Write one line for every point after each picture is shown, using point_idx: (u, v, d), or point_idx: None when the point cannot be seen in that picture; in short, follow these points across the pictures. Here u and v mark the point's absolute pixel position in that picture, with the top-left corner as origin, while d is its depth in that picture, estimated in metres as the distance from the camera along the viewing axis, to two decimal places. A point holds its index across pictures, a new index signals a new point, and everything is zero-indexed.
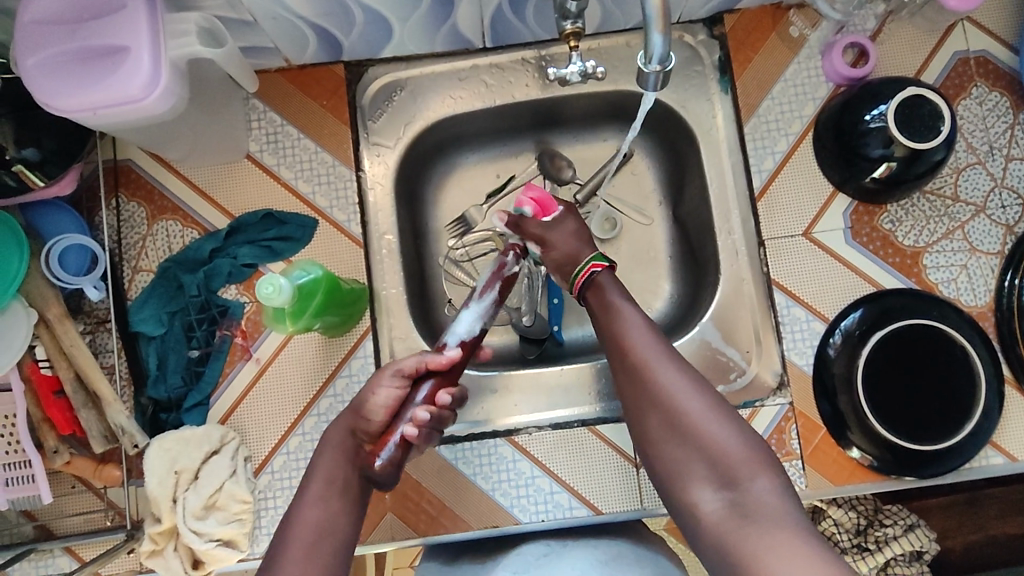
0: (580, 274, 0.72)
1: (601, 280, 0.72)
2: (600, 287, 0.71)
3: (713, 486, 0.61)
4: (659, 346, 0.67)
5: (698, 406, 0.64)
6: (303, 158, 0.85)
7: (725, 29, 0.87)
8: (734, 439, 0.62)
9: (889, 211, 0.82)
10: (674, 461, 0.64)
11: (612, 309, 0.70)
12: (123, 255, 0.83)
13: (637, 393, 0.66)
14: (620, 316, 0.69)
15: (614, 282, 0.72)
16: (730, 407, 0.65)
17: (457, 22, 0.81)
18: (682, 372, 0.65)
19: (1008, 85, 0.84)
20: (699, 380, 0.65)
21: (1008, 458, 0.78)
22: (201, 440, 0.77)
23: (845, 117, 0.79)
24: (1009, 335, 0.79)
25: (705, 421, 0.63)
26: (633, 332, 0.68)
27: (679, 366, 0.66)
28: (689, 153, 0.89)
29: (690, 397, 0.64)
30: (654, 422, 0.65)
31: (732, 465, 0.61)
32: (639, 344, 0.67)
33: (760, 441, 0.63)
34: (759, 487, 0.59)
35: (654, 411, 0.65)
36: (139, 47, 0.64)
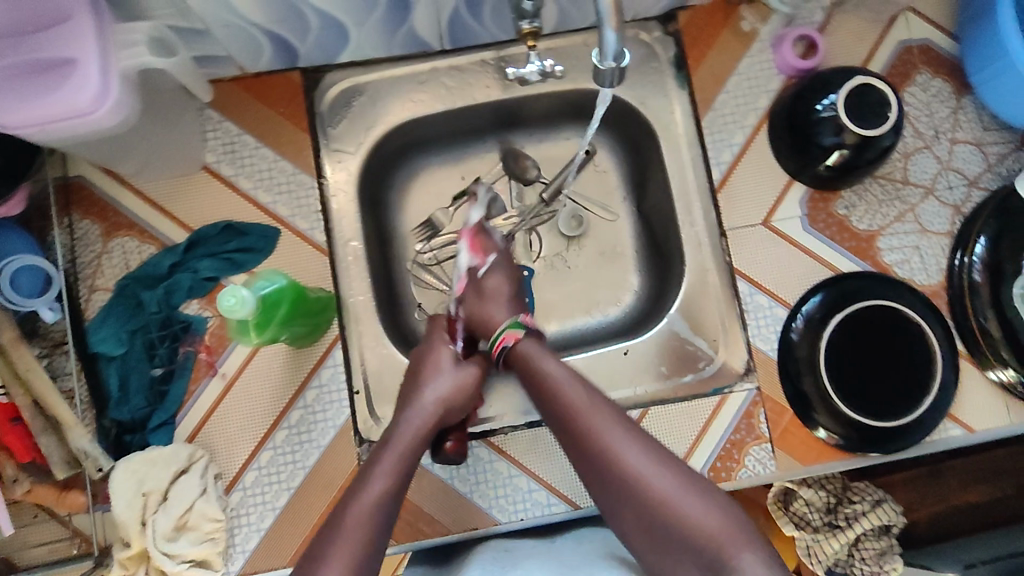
0: (495, 347, 0.79)
1: (524, 347, 0.77)
2: (524, 356, 0.76)
3: (701, 569, 0.62)
4: (614, 425, 0.70)
5: (665, 481, 0.66)
6: (262, 167, 0.84)
7: (679, 26, 0.88)
8: (707, 512, 0.64)
9: (843, 198, 0.85)
10: (660, 552, 0.64)
11: (562, 398, 0.72)
12: (78, 274, 0.81)
13: (603, 488, 0.68)
14: (567, 399, 0.71)
15: (539, 350, 0.77)
16: (696, 478, 0.67)
17: (414, 25, 0.81)
18: (639, 447, 0.68)
19: (950, 71, 0.87)
20: (659, 457, 0.68)
21: (966, 430, 0.82)
22: (169, 459, 0.76)
23: (798, 107, 0.81)
24: (961, 312, 0.82)
25: (678, 499, 0.65)
26: (587, 415, 0.70)
27: (638, 441, 0.69)
28: (649, 148, 0.91)
29: (653, 471, 0.67)
30: (630, 513, 0.66)
31: (715, 542, 0.62)
32: (593, 423, 0.70)
33: (736, 511, 0.65)
34: (746, 561, 0.60)
35: (629, 509, 0.66)
36: (87, 60, 0.62)
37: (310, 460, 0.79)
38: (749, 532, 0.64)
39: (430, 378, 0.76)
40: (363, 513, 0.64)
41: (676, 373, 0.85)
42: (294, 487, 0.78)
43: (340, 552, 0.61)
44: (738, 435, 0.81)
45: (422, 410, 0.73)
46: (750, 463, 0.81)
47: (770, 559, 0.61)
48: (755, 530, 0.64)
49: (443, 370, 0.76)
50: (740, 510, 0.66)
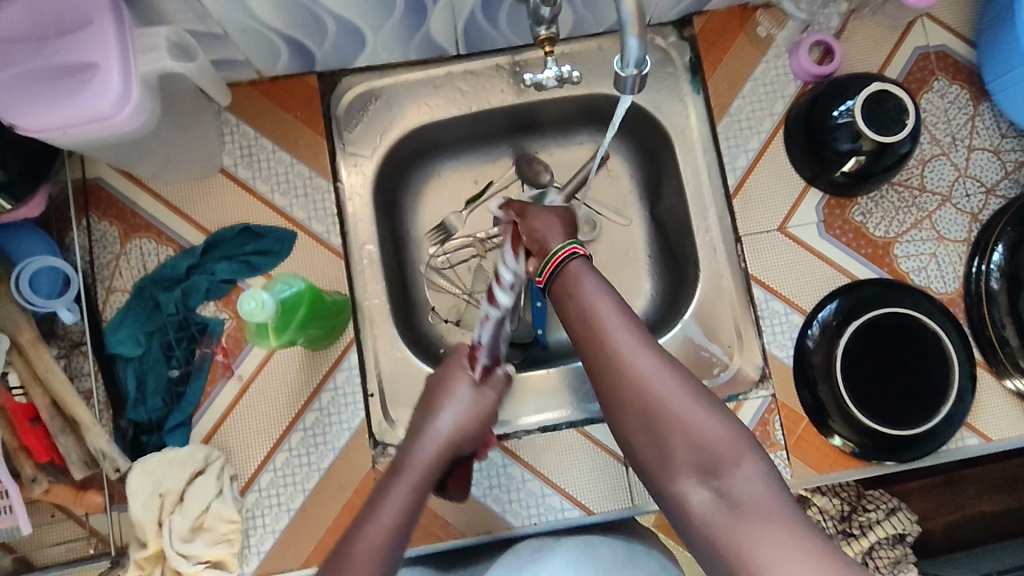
0: (553, 261, 0.72)
1: (575, 266, 0.71)
2: (569, 273, 0.71)
3: (699, 475, 0.60)
4: (626, 330, 0.67)
5: (672, 389, 0.64)
6: (279, 170, 0.84)
7: (694, 31, 0.88)
8: (712, 422, 0.62)
9: (859, 204, 0.85)
10: (656, 453, 0.63)
11: (583, 302, 0.69)
12: (96, 276, 0.81)
13: (609, 387, 0.66)
14: (586, 301, 0.69)
15: (587, 269, 0.72)
16: (705, 390, 0.65)
17: (431, 30, 0.81)
18: (651, 352, 0.65)
19: (967, 78, 0.86)
20: (670, 365, 0.65)
21: (982, 438, 0.81)
22: (185, 460, 0.76)
23: (815, 113, 0.81)
24: (979, 319, 0.82)
25: (687, 411, 0.62)
26: (605, 319, 0.67)
27: (648, 346, 0.66)
28: (664, 153, 0.91)
29: (660, 374, 0.64)
30: (631, 411, 0.65)
31: (715, 449, 0.60)
32: (614, 338, 0.67)
33: (743, 429, 0.62)
34: (745, 473, 0.59)
35: (630, 406, 0.65)
36: (108, 65, 0.63)
37: (324, 462, 0.79)
38: (754, 447, 0.61)
39: (443, 409, 0.71)
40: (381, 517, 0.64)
41: None
42: (309, 489, 0.78)
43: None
44: None
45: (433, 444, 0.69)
46: None
47: (772, 479, 0.59)
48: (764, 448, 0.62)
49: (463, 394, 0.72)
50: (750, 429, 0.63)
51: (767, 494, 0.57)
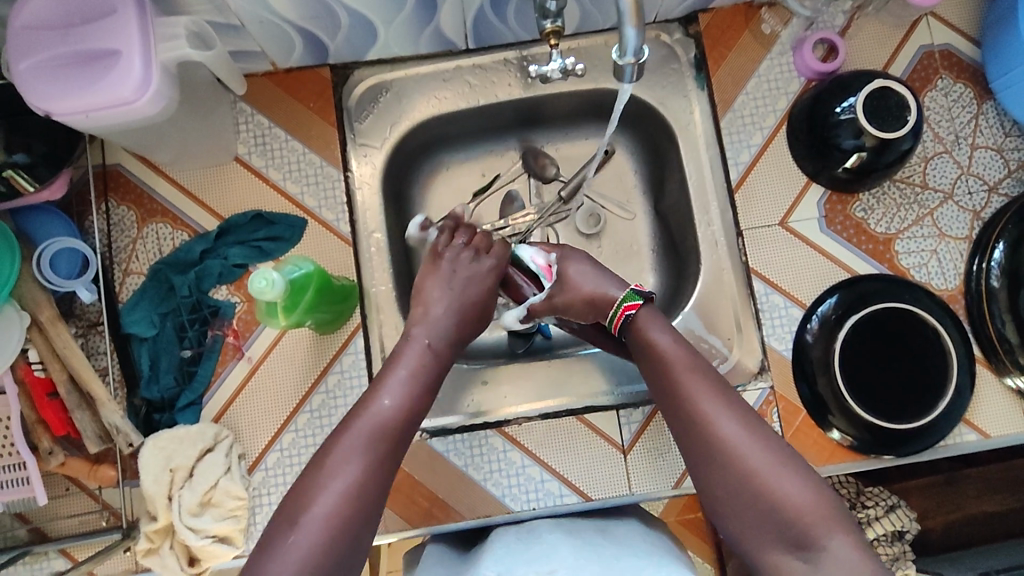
0: (617, 318, 0.73)
1: (641, 321, 0.71)
2: (641, 328, 0.71)
3: (787, 546, 0.59)
4: (711, 393, 0.65)
5: (758, 453, 0.62)
6: (291, 159, 0.87)
7: (700, 28, 0.90)
8: (801, 488, 0.60)
9: (861, 200, 0.85)
10: (743, 522, 0.62)
11: (665, 360, 0.68)
12: (114, 258, 0.84)
13: (697, 453, 0.64)
14: (669, 363, 0.68)
15: (657, 323, 0.71)
16: (793, 454, 0.63)
17: (440, 24, 0.83)
18: (735, 415, 0.64)
19: (971, 77, 0.87)
20: (754, 426, 0.64)
21: (980, 435, 0.82)
22: (195, 438, 0.78)
23: (817, 110, 0.82)
24: (979, 316, 0.82)
25: (776, 479, 0.61)
26: (687, 382, 0.66)
27: (731, 408, 0.64)
28: (668, 148, 0.92)
29: (746, 439, 0.63)
30: (718, 477, 0.63)
31: (804, 522, 0.59)
32: (694, 395, 0.65)
33: (834, 498, 0.61)
34: (838, 545, 0.58)
35: (717, 473, 0.63)
36: (130, 51, 0.66)
37: None
38: (843, 514, 0.60)
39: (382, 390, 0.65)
40: None
41: None
42: None
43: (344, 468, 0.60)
44: None
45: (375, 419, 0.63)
46: None
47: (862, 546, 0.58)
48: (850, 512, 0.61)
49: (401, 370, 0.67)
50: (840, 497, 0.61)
51: (861, 562, 0.56)
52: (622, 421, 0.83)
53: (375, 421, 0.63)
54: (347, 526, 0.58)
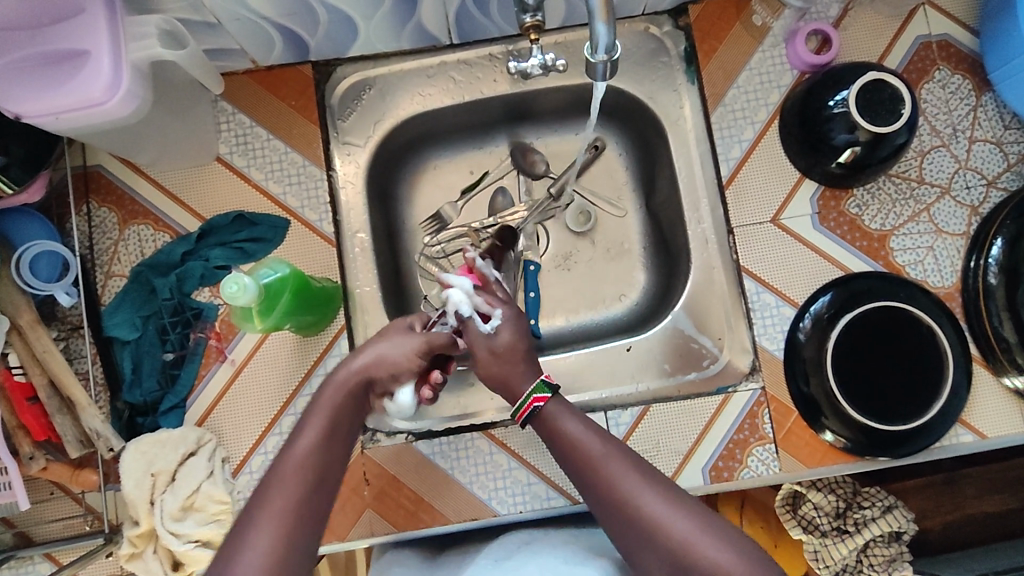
0: (523, 409, 0.72)
1: (549, 410, 0.72)
2: (547, 418, 0.71)
3: None
4: (629, 470, 0.66)
5: (683, 523, 0.63)
6: (273, 159, 0.85)
7: (689, 20, 0.87)
8: (728, 552, 0.61)
9: (855, 196, 0.83)
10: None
11: (578, 449, 0.68)
12: (96, 261, 0.83)
13: (626, 536, 0.64)
14: (583, 449, 0.68)
15: (564, 409, 0.72)
16: (709, 514, 0.64)
17: (422, 19, 0.82)
18: (653, 488, 0.65)
19: (969, 68, 0.85)
20: (674, 497, 0.65)
21: (977, 435, 0.80)
22: (177, 442, 0.78)
23: (809, 104, 0.80)
24: (976, 315, 0.80)
25: (703, 545, 0.61)
26: (604, 464, 0.67)
27: (649, 482, 0.66)
28: (658, 143, 0.90)
29: (668, 511, 0.63)
30: (650, 554, 0.63)
31: None
32: (609, 476, 0.66)
33: (753, 549, 0.62)
34: None
35: (648, 550, 0.63)
36: (99, 51, 0.64)
37: None
38: (769, 572, 0.61)
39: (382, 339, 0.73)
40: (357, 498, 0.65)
41: (680, 370, 0.85)
42: None
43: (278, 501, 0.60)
44: (741, 435, 0.80)
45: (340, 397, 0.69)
46: (753, 464, 0.80)
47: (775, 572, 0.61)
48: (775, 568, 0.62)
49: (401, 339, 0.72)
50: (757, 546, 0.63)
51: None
52: (611, 422, 0.81)
53: (298, 454, 0.64)
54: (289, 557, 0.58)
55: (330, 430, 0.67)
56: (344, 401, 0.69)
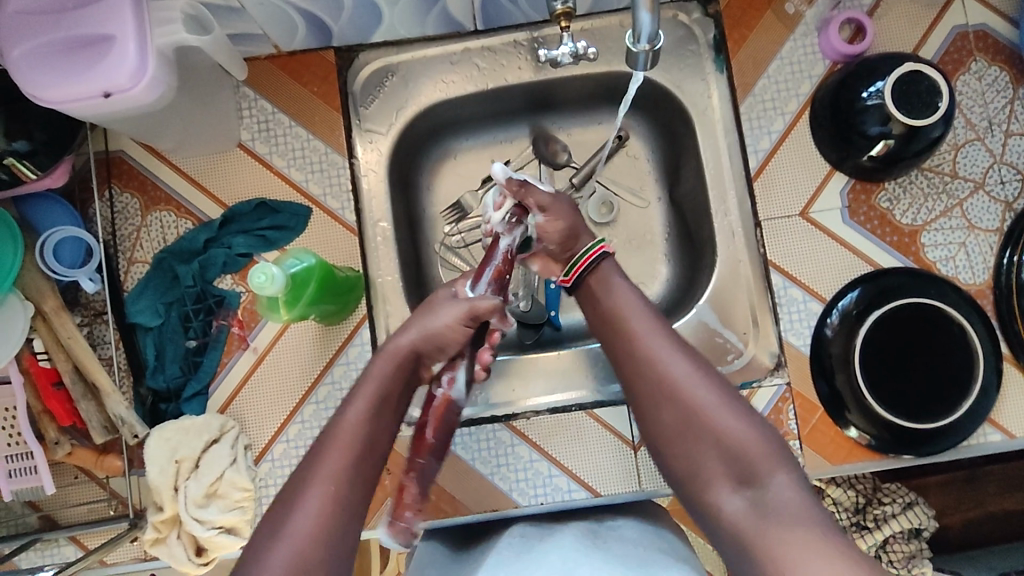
0: (582, 260, 0.73)
1: (605, 267, 0.73)
2: (602, 275, 0.72)
3: (732, 482, 0.61)
4: (662, 336, 0.68)
5: (706, 395, 0.64)
6: (295, 146, 0.85)
7: (719, 7, 0.85)
8: (746, 429, 0.63)
9: (887, 190, 0.81)
10: (691, 461, 0.64)
11: (619, 307, 0.70)
12: (118, 247, 0.83)
13: (645, 390, 0.67)
14: (617, 306, 0.70)
15: (615, 270, 0.73)
16: (737, 395, 0.66)
17: (447, 4, 0.80)
18: (684, 358, 0.66)
19: (1007, 59, 0.82)
20: (704, 369, 0.66)
21: (1005, 435, 0.78)
22: (200, 429, 0.78)
23: (842, 94, 0.78)
24: (1007, 312, 0.78)
25: (724, 419, 0.63)
26: (637, 324, 0.69)
27: (683, 352, 0.67)
28: (684, 134, 0.89)
29: (693, 380, 0.65)
30: (664, 414, 0.65)
31: (750, 457, 0.61)
32: (642, 331, 0.68)
33: (776, 437, 0.63)
34: (779, 482, 0.59)
35: (668, 413, 0.65)
36: (124, 37, 0.63)
37: None
38: (785, 456, 0.62)
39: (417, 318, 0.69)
40: (351, 415, 0.63)
41: None
42: None
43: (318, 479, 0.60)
44: None
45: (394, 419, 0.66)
46: None
47: None
48: (794, 456, 0.63)
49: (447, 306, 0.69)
50: (780, 437, 0.64)
51: (802, 499, 0.58)
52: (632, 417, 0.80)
53: (347, 425, 0.63)
54: (333, 516, 0.58)
55: (380, 399, 0.65)
56: (395, 373, 0.67)
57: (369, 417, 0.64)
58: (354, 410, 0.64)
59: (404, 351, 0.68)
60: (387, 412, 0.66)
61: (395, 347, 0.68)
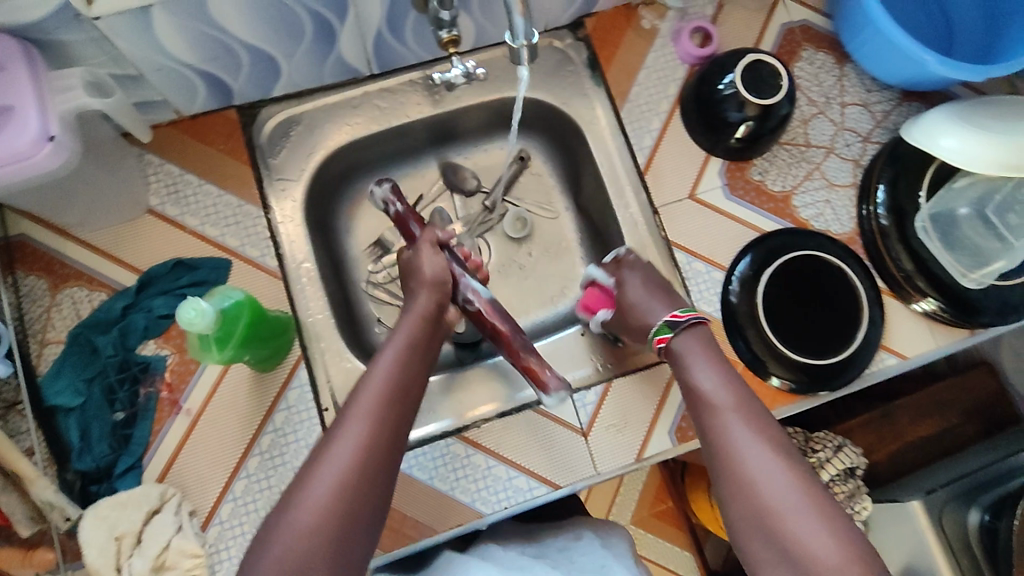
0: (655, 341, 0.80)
1: (678, 346, 0.78)
2: (678, 356, 0.78)
3: None
4: (748, 436, 0.70)
5: (786, 498, 0.65)
6: (206, 203, 0.86)
7: (588, 31, 0.96)
8: (829, 539, 0.62)
9: (756, 165, 0.92)
10: (765, 558, 0.65)
11: (707, 400, 0.73)
12: (28, 330, 0.80)
13: (725, 481, 0.70)
14: (709, 401, 0.73)
15: (694, 347, 0.77)
16: (828, 501, 0.65)
17: (342, 53, 0.85)
18: (770, 457, 0.68)
19: (830, 45, 0.97)
20: (787, 464, 0.68)
21: (899, 357, 0.87)
22: (139, 501, 0.75)
23: (703, 89, 0.89)
24: (876, 253, 0.88)
25: (800, 522, 0.64)
26: (723, 421, 0.72)
27: (767, 450, 0.69)
28: (577, 144, 0.97)
29: (773, 479, 0.67)
30: (741, 508, 0.68)
31: (824, 568, 0.61)
32: (724, 426, 0.71)
33: (865, 548, 0.62)
34: None
35: (740, 506, 0.67)
36: (24, 104, 0.65)
37: (285, 482, 0.78)
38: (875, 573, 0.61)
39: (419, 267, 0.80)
40: (384, 360, 0.72)
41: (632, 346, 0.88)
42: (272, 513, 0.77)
43: (358, 418, 0.68)
44: None
45: (422, 361, 0.75)
46: None
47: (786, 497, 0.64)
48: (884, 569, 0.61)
49: (433, 259, 0.81)
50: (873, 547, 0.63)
51: None
52: (577, 404, 0.83)
53: (383, 371, 0.71)
54: (376, 449, 0.66)
55: (407, 352, 0.74)
56: (420, 326, 0.77)
57: (400, 361, 0.73)
58: (386, 357, 0.73)
59: (425, 305, 0.78)
60: (416, 362, 0.74)
61: (419, 304, 0.78)
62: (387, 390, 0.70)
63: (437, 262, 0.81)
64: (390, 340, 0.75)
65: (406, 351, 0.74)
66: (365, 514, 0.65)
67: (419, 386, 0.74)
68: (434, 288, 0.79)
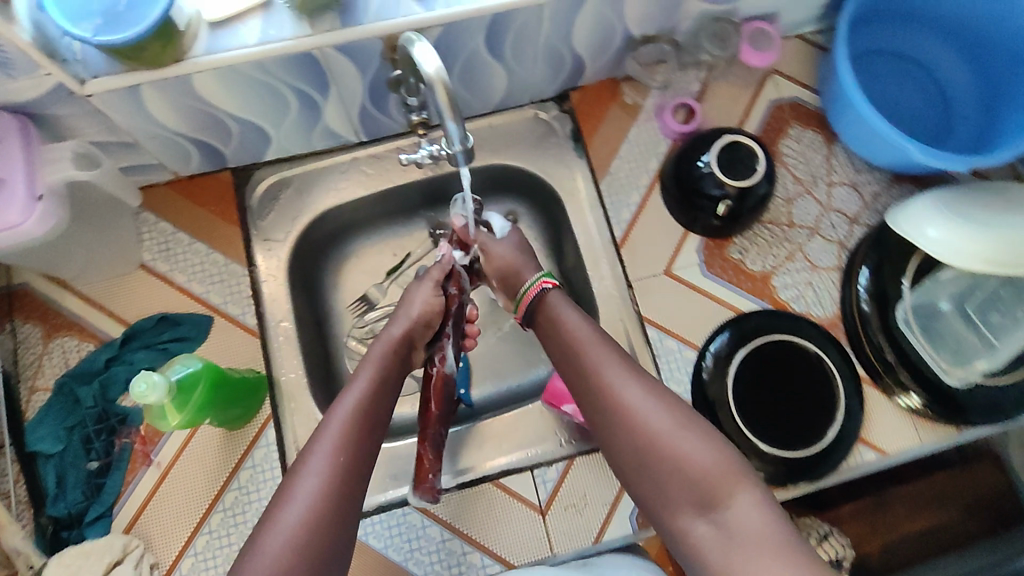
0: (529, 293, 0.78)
1: (551, 298, 0.77)
2: (549, 307, 0.76)
3: None
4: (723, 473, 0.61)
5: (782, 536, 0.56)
6: (195, 261, 0.90)
7: (573, 104, 0.97)
8: None
9: (736, 243, 0.91)
10: None
11: (667, 441, 0.63)
12: (20, 376, 0.85)
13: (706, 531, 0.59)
14: (668, 441, 0.63)
15: (563, 300, 0.77)
16: None
17: (328, 122, 0.89)
18: (753, 497, 0.59)
19: (819, 123, 0.96)
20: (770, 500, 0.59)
21: (878, 452, 0.84)
22: (102, 550, 0.77)
23: (681, 167, 0.88)
24: (857, 340, 0.86)
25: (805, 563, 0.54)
26: (695, 457, 0.62)
27: (748, 487, 0.60)
28: (557, 210, 0.96)
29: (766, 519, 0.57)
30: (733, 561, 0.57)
31: None
32: (695, 465, 0.61)
33: None
34: None
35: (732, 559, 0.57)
36: (13, 180, 0.71)
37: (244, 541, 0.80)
38: None
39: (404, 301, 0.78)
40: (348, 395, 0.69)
41: None
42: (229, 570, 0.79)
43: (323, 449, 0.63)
44: None
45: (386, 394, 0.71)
46: None
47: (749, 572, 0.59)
48: None
49: (419, 290, 0.79)
50: None
51: None
52: (537, 480, 0.83)
53: (346, 404, 0.67)
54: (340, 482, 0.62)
55: (374, 384, 0.70)
56: (389, 358, 0.74)
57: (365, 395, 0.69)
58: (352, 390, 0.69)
59: (395, 337, 0.75)
60: (381, 398, 0.71)
61: (390, 334, 0.75)
62: (352, 423, 0.66)
63: (426, 293, 0.79)
64: (356, 372, 0.71)
65: (371, 385, 0.70)
66: (337, 558, 0.59)
67: (382, 422, 0.70)
68: (415, 322, 0.76)
